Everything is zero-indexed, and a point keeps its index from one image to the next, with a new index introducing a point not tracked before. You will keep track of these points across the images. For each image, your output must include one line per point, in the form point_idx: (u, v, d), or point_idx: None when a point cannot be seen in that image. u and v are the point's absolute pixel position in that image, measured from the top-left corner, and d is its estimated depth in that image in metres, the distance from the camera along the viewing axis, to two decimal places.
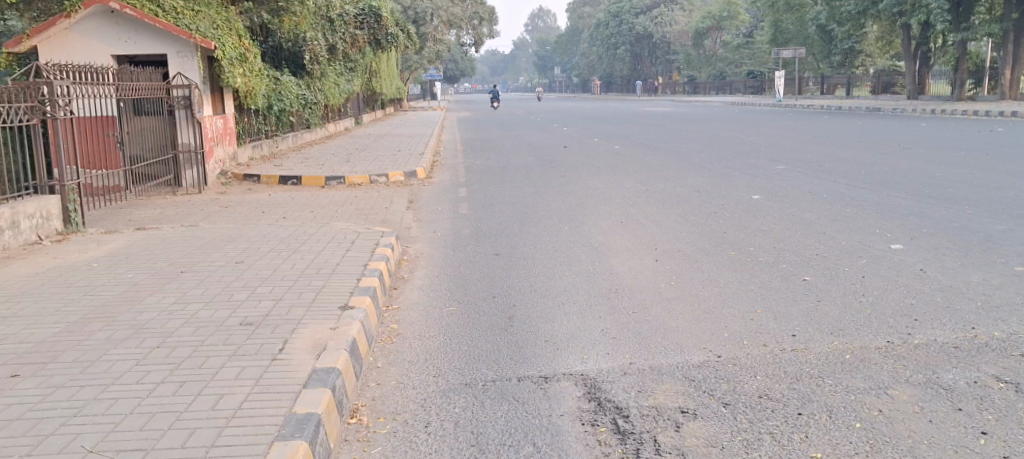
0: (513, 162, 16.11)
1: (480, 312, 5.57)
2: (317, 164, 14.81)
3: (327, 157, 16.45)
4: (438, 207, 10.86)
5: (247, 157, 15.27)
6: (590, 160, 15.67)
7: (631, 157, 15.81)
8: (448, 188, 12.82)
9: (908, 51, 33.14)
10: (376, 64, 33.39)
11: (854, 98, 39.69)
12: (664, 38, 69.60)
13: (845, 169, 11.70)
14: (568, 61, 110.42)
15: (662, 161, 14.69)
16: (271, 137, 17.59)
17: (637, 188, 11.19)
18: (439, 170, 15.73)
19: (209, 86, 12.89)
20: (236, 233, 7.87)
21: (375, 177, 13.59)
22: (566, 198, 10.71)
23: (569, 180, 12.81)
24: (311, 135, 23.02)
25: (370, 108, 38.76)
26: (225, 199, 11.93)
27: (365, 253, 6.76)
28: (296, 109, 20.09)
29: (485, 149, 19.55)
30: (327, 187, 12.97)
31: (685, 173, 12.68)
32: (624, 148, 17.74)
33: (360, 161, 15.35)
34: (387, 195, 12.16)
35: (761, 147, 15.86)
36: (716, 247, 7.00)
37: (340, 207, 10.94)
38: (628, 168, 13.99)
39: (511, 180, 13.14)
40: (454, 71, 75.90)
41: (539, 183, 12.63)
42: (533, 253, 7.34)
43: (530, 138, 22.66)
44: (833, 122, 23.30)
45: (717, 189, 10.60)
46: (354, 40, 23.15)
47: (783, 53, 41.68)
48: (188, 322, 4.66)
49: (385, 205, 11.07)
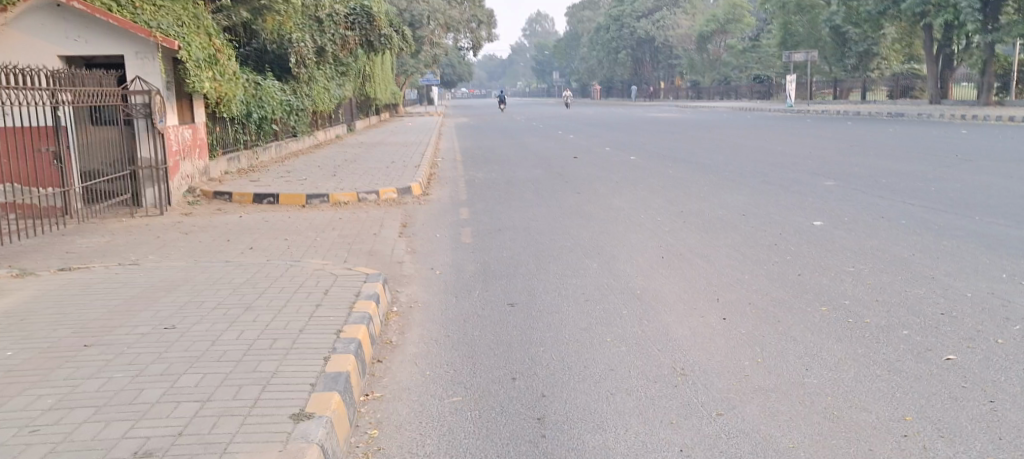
0: (520, 175, 14.60)
1: (497, 406, 3.98)
2: (300, 179, 13.21)
3: (312, 170, 14.87)
4: (437, 233, 9.28)
5: (220, 171, 13.69)
6: (605, 173, 14.13)
7: (651, 170, 14.29)
8: (449, 208, 11.31)
9: (929, 55, 31.85)
10: (368, 68, 31.78)
11: (868, 103, 38.34)
12: (666, 42, 68.27)
13: (905, 186, 10.25)
14: (566, 65, 109.00)
15: (687, 175, 13.18)
16: (250, 149, 16.03)
17: (668, 210, 9.63)
18: (438, 184, 14.23)
19: (173, 92, 11.25)
20: (182, 276, 6.24)
21: (364, 195, 12.00)
22: (588, 223, 9.15)
23: (586, 198, 11.26)
24: (298, 145, 21.45)
25: (363, 113, 37.10)
26: (189, 221, 10.36)
27: (341, 310, 5.15)
28: (280, 115, 18.50)
29: (487, 159, 18.00)
30: (310, 206, 11.43)
31: (719, 190, 11.17)
32: (639, 160, 16.21)
33: (350, 175, 13.80)
34: (379, 217, 10.60)
35: (794, 159, 14.36)
36: (795, 299, 5.44)
37: (321, 234, 9.35)
38: (651, 183, 12.45)
39: (520, 198, 11.59)
40: (451, 75, 74.34)
41: (551, 201, 11.10)
42: (558, 305, 5.76)
43: (534, 147, 21.12)
44: (858, 129, 21.88)
45: (765, 212, 9.07)
46: (344, 42, 21.61)
47: (794, 57, 40.34)
48: (53, 452, 3.03)
49: (376, 230, 9.50)
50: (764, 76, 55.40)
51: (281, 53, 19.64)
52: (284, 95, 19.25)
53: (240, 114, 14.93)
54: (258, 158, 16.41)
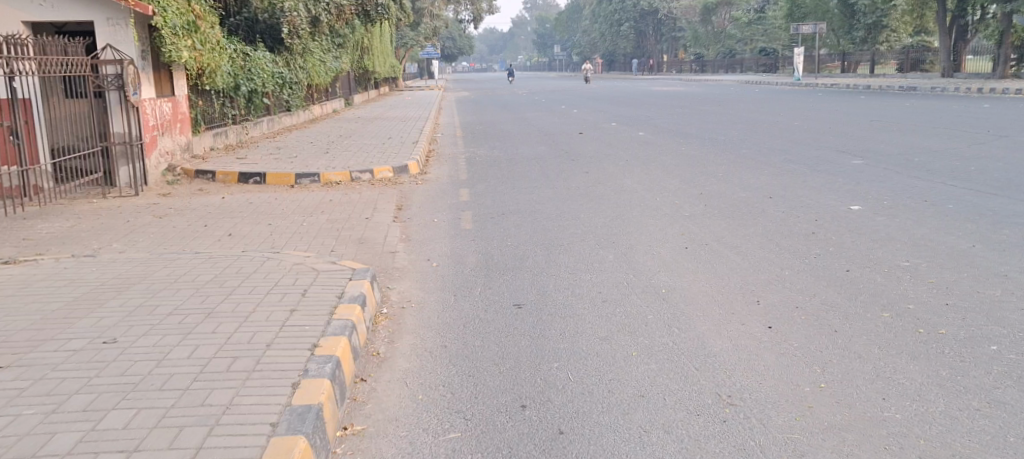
0: (523, 152, 13.78)
1: (503, 447, 3.22)
2: (289, 157, 12.39)
3: (304, 147, 14.06)
4: (434, 218, 8.48)
5: (205, 147, 12.90)
6: (613, 151, 13.32)
7: (662, 147, 13.46)
8: (447, 188, 10.52)
9: (943, 27, 30.83)
10: (365, 40, 30.78)
11: (878, 76, 37.34)
12: (670, 14, 66.94)
13: (943, 164, 9.44)
14: (568, 38, 107.53)
15: (701, 152, 12.37)
16: (239, 124, 15.23)
17: (686, 192, 8.82)
18: (436, 162, 13.41)
19: (149, 62, 10.39)
20: (142, 272, 5.47)
21: (357, 175, 11.18)
22: (599, 207, 8.34)
23: (595, 178, 10.44)
24: (293, 120, 20.64)
25: (360, 87, 36.18)
26: (166, 204, 9.57)
27: (318, 318, 4.37)
28: (271, 89, 17.64)
29: (488, 136, 17.16)
30: (298, 187, 10.63)
31: (739, 169, 10.36)
32: (648, 136, 15.36)
33: (342, 153, 12.97)
34: (372, 200, 9.80)
35: (814, 134, 13.51)
36: (848, 302, 4.67)
37: (308, 218, 8.57)
38: (664, 162, 11.62)
39: (524, 179, 10.77)
40: (451, 49, 73.21)
41: (557, 182, 10.29)
42: (571, 308, 4.97)
43: (537, 122, 20.26)
44: (875, 103, 20.97)
45: (793, 194, 8.25)
46: (340, 11, 20.66)
47: (802, 29, 39.29)
48: None
49: (368, 215, 8.70)
50: (770, 49, 54.28)
51: (273, 23, 18.76)
52: (276, 67, 18.40)
53: (227, 87, 14.11)
54: (248, 134, 15.61)
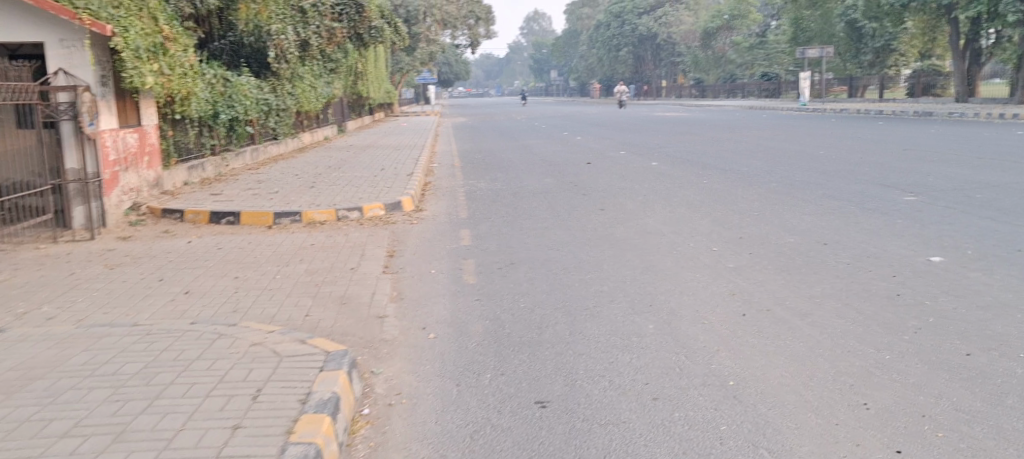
0: (529, 186, 12.65)
1: None
2: (270, 193, 11.23)
3: (288, 181, 12.94)
4: (431, 268, 7.32)
5: (180, 182, 11.78)
6: (627, 184, 12.20)
7: (680, 179, 12.35)
8: (446, 229, 9.36)
9: (956, 49, 30.25)
10: (360, 66, 29.84)
11: (887, 101, 36.56)
12: (669, 40, 66.41)
13: (1011, 202, 8.32)
14: (565, 62, 107.10)
15: (726, 186, 11.27)
16: (220, 156, 14.12)
17: (721, 237, 7.65)
18: (434, 196, 12.26)
19: (110, 88, 9.20)
20: (53, 359, 4.23)
21: (345, 213, 10.00)
22: (624, 255, 7.16)
23: (612, 217, 9.28)
24: (281, 148, 19.58)
25: (356, 113, 35.20)
26: (124, 249, 8.38)
27: (268, 444, 3.17)
28: (256, 117, 16.51)
29: (489, 166, 16.05)
30: (276, 228, 9.45)
31: (775, 207, 9.23)
32: (662, 167, 14.26)
33: (329, 187, 11.81)
34: (360, 244, 8.64)
35: (846, 166, 12.41)
36: (994, 408, 3.47)
37: (285, 268, 7.39)
38: (686, 197, 10.49)
39: (532, 217, 9.61)
40: (448, 74, 72.69)
41: (571, 221, 9.13)
42: (614, 411, 3.76)
43: (540, 151, 19.19)
44: (896, 129, 20.01)
45: (850, 239, 7.10)
46: (330, 34, 19.63)
47: (808, 53, 38.54)
48: None
49: (354, 265, 7.53)
50: (772, 74, 53.63)
51: (260, 47, 18.03)
52: (262, 94, 17.32)
53: (204, 115, 13.09)
54: (229, 166, 14.52)
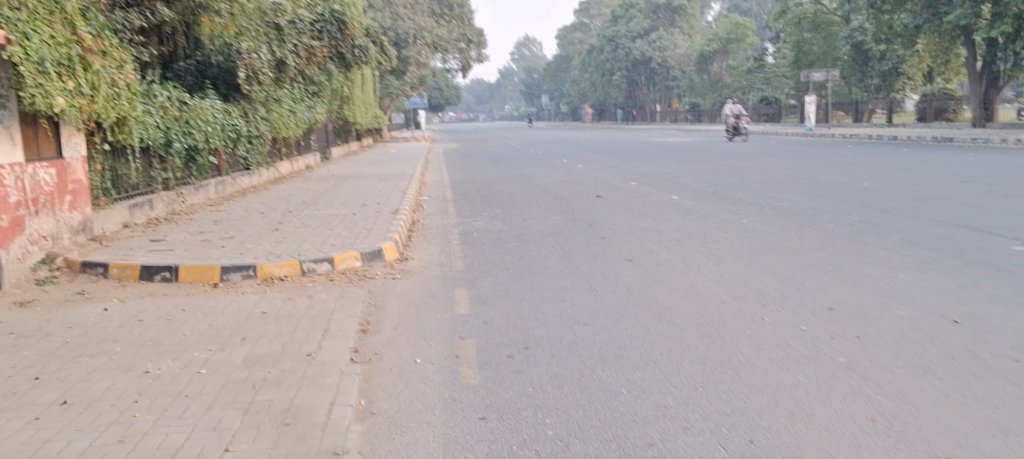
0: (535, 227, 10.81)
1: None
2: (224, 238, 9.31)
3: (250, 221, 11.05)
4: (416, 354, 5.39)
5: (118, 224, 9.87)
6: (651, 224, 10.35)
7: (713, 218, 10.54)
8: (436, 288, 7.48)
9: (974, 73, 29.34)
10: (345, 89, 28.06)
11: (897, 126, 35.13)
12: (663, 63, 64.98)
13: None
14: (557, 86, 105.79)
15: (773, 227, 9.48)
16: (175, 190, 12.23)
17: (802, 308, 5.78)
18: (421, 239, 10.39)
19: (8, 110, 7.20)
20: None
21: (310, 266, 8.08)
22: (679, 337, 5.28)
23: (646, 272, 7.39)
24: (255, 179, 17.71)
25: (341, 138, 33.37)
26: (16, 320, 6.41)
27: None
28: (219, 144, 14.58)
29: (486, 200, 14.19)
30: (220, 289, 7.52)
31: (848, 259, 7.42)
32: (685, 202, 12.46)
33: (296, 231, 9.91)
34: (326, 312, 6.71)
35: (905, 202, 10.64)
36: None
37: (216, 355, 5.44)
38: (730, 243, 8.65)
39: (544, 272, 7.71)
40: (439, 98, 71.29)
41: (595, 279, 7.25)
42: None
43: (541, 181, 17.40)
44: (929, 157, 18.34)
45: (987, 315, 5.29)
46: (310, 53, 17.76)
47: (814, 75, 37.05)
48: None
49: (312, 347, 5.59)
50: (771, 98, 52.32)
51: (229, 67, 16.30)
52: (229, 119, 15.44)
53: (151, 143, 11.22)
54: (186, 201, 12.63)
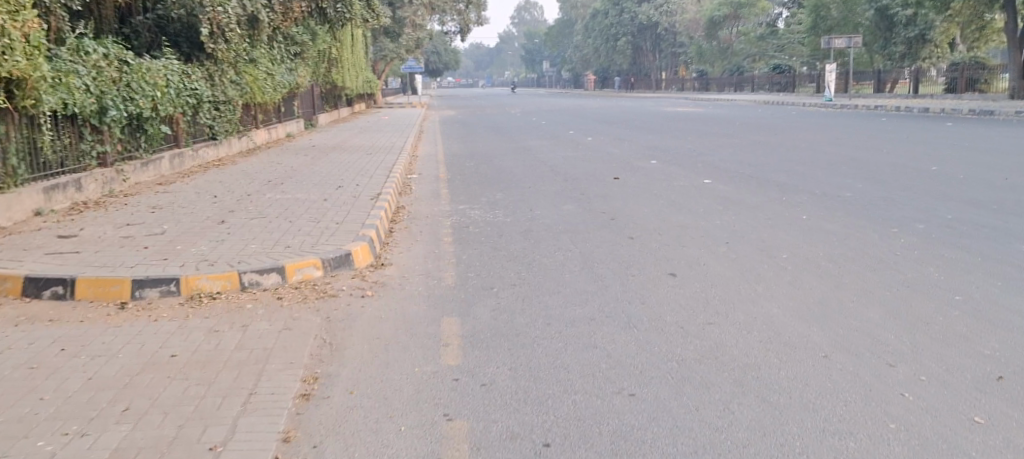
0: (545, 220, 8.90)
1: None
2: (154, 234, 7.39)
3: (198, 206, 9.11)
4: (375, 453, 3.48)
5: (25, 211, 7.94)
6: (687, 220, 8.44)
7: (762, 212, 8.63)
8: (418, 315, 5.59)
9: (1014, 40, 27.30)
10: (333, 51, 25.96)
11: (923, 97, 33.18)
12: (670, 29, 62.47)
13: None
14: (558, 52, 102.90)
15: (844, 227, 7.61)
16: (113, 167, 10.25)
17: (952, 374, 3.91)
18: (405, 234, 8.49)
19: None
20: None
21: (253, 278, 6.19)
22: (785, 435, 3.40)
23: (700, 298, 5.51)
24: (223, 150, 15.72)
25: (331, 104, 31.34)
26: None
27: None
28: (176, 111, 12.56)
29: (484, 181, 12.25)
30: (127, 311, 5.62)
31: (972, 281, 5.55)
32: (721, 188, 10.55)
33: (248, 223, 7.99)
34: (260, 355, 4.80)
35: (997, 195, 8.78)
36: None
37: (65, 448, 3.52)
38: (798, 250, 6.76)
39: (562, 295, 5.82)
40: (437, 63, 69.07)
41: (632, 309, 5.36)
42: None
43: (547, 157, 15.49)
44: (981, 133, 16.43)
45: None
46: (287, 8, 15.68)
47: (834, 42, 34.91)
48: None
49: (218, 435, 3.68)
50: (784, 66, 50.04)
51: (192, 23, 14.27)
52: (190, 81, 13.42)
53: (79, 110, 9.24)
54: (128, 180, 10.65)
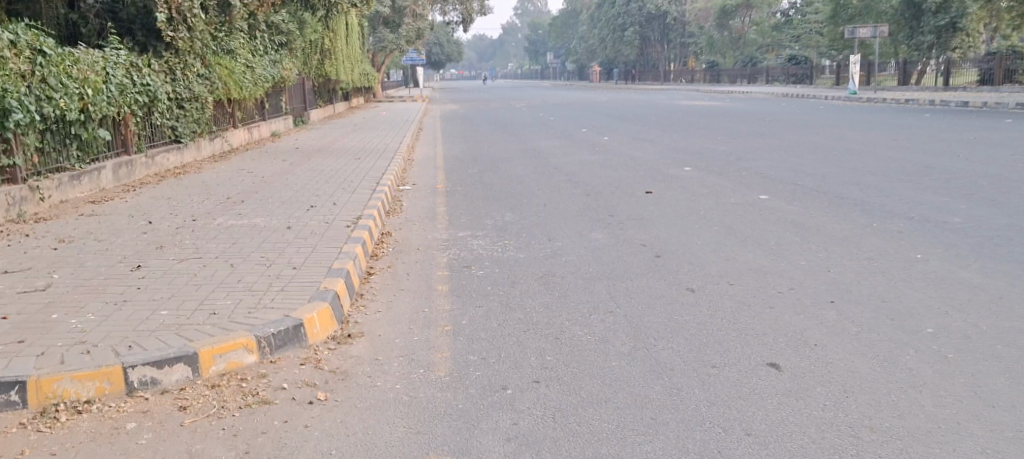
0: (570, 256, 6.83)
1: None
2: (35, 290, 5.37)
3: (123, 238, 7.07)
4: None
5: None
6: (759, 259, 6.37)
7: (857, 247, 6.59)
8: (393, 446, 3.56)
9: None
10: (324, 40, 23.81)
11: (958, 88, 31.07)
12: (680, 18, 60.00)
13: None
14: (563, 43, 100.37)
15: (988, 275, 5.56)
16: (26, 183, 8.23)
17: None
18: (387, 278, 6.43)
19: None
20: None
21: (149, 374, 4.16)
22: None
23: (837, 427, 3.47)
24: (190, 155, 13.64)
25: (324, 98, 29.22)
26: None
27: None
28: (120, 111, 10.49)
29: (491, 195, 10.17)
30: None
31: None
32: (786, 207, 8.50)
33: (173, 269, 5.95)
34: None
35: None
36: None
37: None
38: (947, 320, 4.71)
39: (615, 409, 3.77)
40: (439, 55, 66.73)
41: (736, 451, 3.32)
42: None
43: (562, 162, 13.40)
44: None
45: None
46: None
47: (859, 32, 32.50)
48: None
49: None
50: (801, 57, 47.73)
51: (147, 7, 12.19)
52: (141, 75, 11.35)
53: None
54: (48, 199, 8.62)
